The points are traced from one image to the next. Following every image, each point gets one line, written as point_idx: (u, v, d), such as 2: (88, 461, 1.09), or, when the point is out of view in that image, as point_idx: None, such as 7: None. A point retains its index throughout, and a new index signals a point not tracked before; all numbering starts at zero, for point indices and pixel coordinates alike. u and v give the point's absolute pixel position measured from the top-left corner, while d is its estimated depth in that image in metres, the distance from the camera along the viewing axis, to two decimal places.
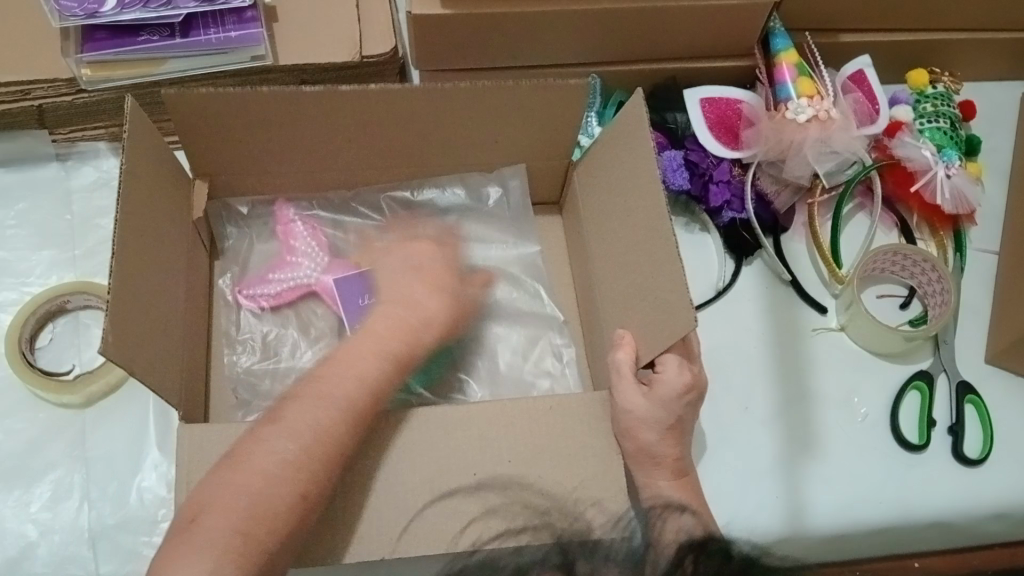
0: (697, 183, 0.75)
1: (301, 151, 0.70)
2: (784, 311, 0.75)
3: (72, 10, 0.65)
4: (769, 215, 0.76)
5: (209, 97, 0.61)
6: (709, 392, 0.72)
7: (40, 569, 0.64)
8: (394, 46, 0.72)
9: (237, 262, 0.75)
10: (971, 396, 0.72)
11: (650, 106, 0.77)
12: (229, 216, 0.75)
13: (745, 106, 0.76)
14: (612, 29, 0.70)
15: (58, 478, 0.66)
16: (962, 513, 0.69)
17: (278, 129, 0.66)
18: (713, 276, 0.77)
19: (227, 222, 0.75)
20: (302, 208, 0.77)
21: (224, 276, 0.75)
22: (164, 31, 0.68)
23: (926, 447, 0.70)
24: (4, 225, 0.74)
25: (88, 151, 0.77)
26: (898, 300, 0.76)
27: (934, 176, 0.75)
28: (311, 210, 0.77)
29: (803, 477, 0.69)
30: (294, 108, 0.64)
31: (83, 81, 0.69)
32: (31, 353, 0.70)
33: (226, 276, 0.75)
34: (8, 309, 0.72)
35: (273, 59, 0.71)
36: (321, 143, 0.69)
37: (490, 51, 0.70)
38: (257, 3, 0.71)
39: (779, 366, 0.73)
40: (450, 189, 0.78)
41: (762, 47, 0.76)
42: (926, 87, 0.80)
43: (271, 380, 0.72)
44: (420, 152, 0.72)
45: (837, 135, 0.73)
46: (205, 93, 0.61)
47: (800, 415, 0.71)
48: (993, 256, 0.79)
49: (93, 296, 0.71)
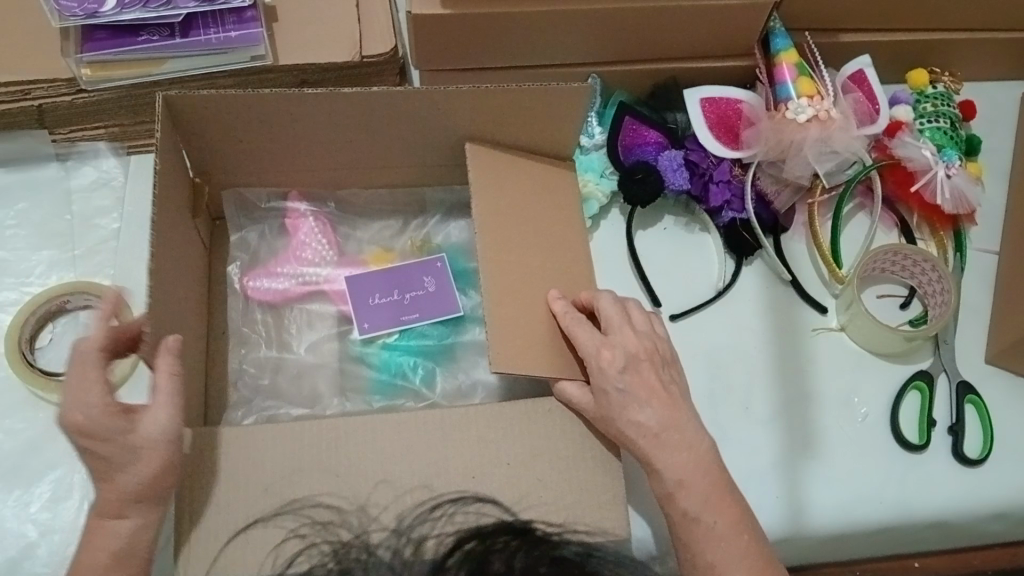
0: (698, 183, 0.74)
1: (301, 152, 0.70)
2: (784, 310, 0.75)
3: (72, 10, 0.65)
4: (770, 216, 0.75)
5: (211, 100, 0.62)
6: (708, 390, 0.72)
7: (39, 569, 0.64)
8: (394, 45, 0.72)
9: (248, 252, 0.75)
10: (971, 397, 0.72)
11: (651, 106, 0.77)
12: (246, 210, 0.75)
13: (745, 106, 0.76)
14: (612, 29, 0.70)
15: (58, 478, 0.66)
16: (962, 514, 0.69)
17: (277, 128, 0.66)
18: (713, 276, 0.76)
19: (245, 216, 0.75)
20: (317, 204, 0.77)
21: (235, 263, 0.75)
22: (164, 31, 0.68)
23: (926, 447, 0.70)
24: (4, 224, 0.74)
25: (87, 151, 0.76)
26: (898, 300, 0.76)
27: (934, 176, 0.74)
28: (325, 205, 0.77)
29: (804, 476, 0.70)
30: (294, 108, 0.63)
31: (83, 82, 0.69)
32: (31, 353, 0.70)
33: (236, 264, 0.75)
34: (8, 309, 0.72)
35: (273, 59, 0.71)
36: (320, 143, 0.69)
37: (490, 52, 0.70)
38: (257, 3, 0.71)
39: (780, 366, 0.73)
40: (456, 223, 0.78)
41: (762, 47, 0.76)
42: (926, 88, 0.80)
43: (274, 375, 0.72)
44: (419, 151, 0.71)
45: (837, 134, 0.73)
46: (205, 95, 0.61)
47: (801, 414, 0.71)
48: (993, 256, 0.79)
49: (93, 296, 0.71)
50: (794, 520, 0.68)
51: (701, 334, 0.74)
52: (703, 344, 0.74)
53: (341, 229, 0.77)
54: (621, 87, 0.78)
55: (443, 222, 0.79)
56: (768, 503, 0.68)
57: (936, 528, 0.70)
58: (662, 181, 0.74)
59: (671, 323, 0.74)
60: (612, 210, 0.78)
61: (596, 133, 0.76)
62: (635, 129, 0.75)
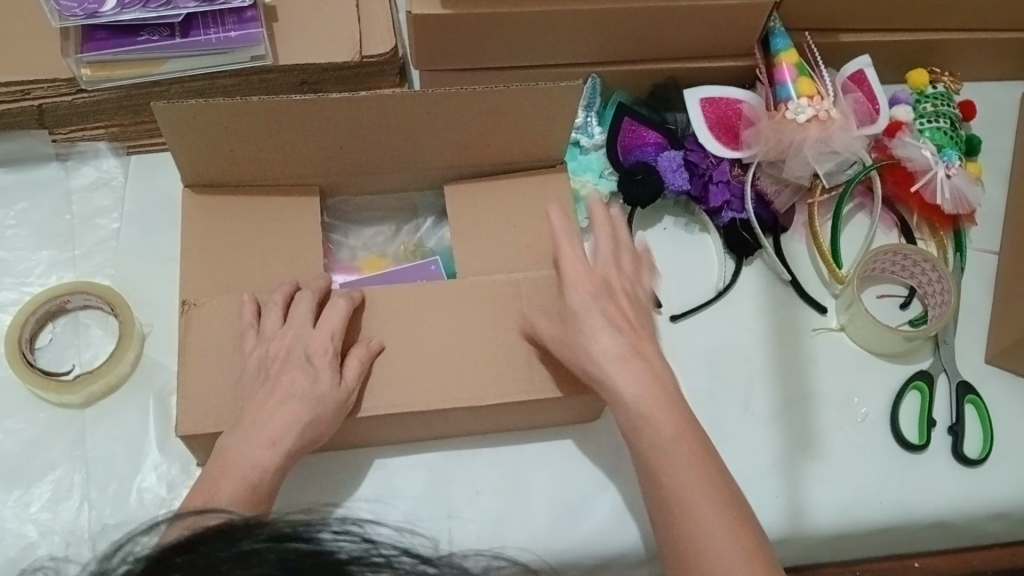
0: (698, 183, 0.74)
1: (290, 163, 0.68)
2: (784, 310, 0.75)
3: (72, 10, 0.66)
4: (770, 216, 0.75)
5: (199, 112, 0.60)
6: (710, 391, 0.72)
7: None
8: (393, 45, 0.72)
9: None
10: (971, 396, 0.72)
11: (651, 107, 0.77)
12: None
13: (746, 106, 0.76)
14: (613, 30, 0.70)
15: (58, 478, 0.66)
16: (962, 514, 0.70)
17: (266, 139, 0.64)
18: (713, 276, 0.76)
19: None
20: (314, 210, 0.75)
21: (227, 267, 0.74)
22: (164, 31, 0.68)
23: (926, 447, 0.70)
24: (4, 224, 0.74)
25: (87, 151, 0.76)
26: (898, 300, 0.76)
27: (934, 176, 0.75)
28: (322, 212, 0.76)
29: (803, 476, 0.69)
30: (284, 118, 0.62)
31: (83, 82, 0.69)
32: (31, 353, 0.70)
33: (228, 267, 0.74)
34: (9, 309, 0.72)
35: (273, 59, 0.71)
36: (311, 153, 0.67)
37: (491, 52, 0.70)
38: (257, 2, 0.71)
39: (781, 366, 0.73)
40: (443, 229, 0.77)
41: (762, 47, 0.76)
42: (926, 88, 0.80)
43: None
44: (410, 156, 0.70)
45: (837, 134, 0.73)
46: (193, 104, 0.59)
47: (801, 414, 0.72)
48: (993, 256, 0.79)
49: (92, 295, 0.71)
50: (794, 521, 0.68)
51: (700, 334, 0.74)
52: (703, 343, 0.74)
53: (335, 235, 0.77)
54: (621, 87, 0.78)
55: (435, 227, 0.77)
56: (767, 503, 0.68)
57: (937, 528, 0.70)
58: (662, 181, 0.74)
59: (671, 324, 0.74)
60: None
61: (595, 132, 0.76)
62: (635, 130, 0.75)
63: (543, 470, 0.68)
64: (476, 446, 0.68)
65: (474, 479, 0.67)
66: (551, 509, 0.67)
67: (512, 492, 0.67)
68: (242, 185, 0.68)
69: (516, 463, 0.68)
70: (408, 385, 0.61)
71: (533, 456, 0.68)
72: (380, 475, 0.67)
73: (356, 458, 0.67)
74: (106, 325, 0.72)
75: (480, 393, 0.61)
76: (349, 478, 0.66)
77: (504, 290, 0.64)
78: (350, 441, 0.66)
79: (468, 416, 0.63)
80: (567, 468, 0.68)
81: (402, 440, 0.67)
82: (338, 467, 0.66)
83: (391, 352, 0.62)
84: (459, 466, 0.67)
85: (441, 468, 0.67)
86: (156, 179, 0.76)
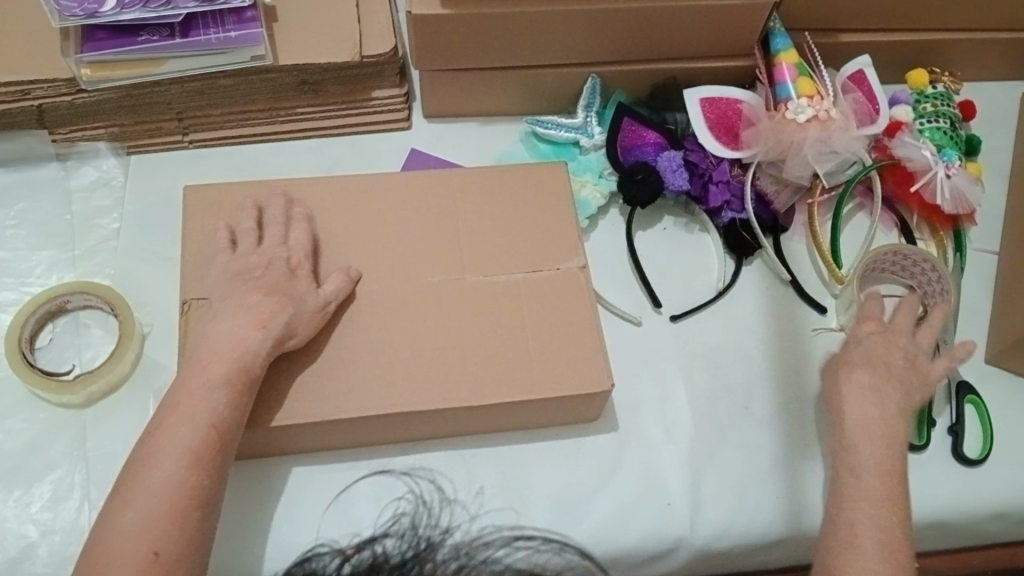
0: (698, 184, 0.74)
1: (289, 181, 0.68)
2: (784, 311, 0.75)
3: (72, 10, 0.66)
4: (770, 216, 0.75)
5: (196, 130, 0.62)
6: (711, 391, 0.72)
7: (40, 569, 0.64)
8: (394, 45, 0.72)
9: None
10: (971, 396, 0.72)
11: (651, 107, 0.77)
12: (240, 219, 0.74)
13: (745, 107, 0.76)
14: (612, 29, 0.70)
15: (59, 478, 0.66)
16: (964, 514, 0.69)
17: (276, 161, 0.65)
18: (713, 276, 0.76)
19: None
20: None
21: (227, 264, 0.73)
22: (164, 31, 0.68)
23: (926, 447, 0.70)
24: (4, 224, 0.74)
25: (87, 151, 0.76)
26: (898, 300, 0.76)
27: (934, 176, 0.75)
28: None
29: (804, 476, 0.69)
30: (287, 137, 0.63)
31: (83, 81, 0.69)
32: (31, 353, 0.69)
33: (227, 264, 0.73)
34: (8, 309, 0.72)
35: (273, 59, 0.71)
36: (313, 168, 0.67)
37: (491, 53, 0.71)
38: (256, 3, 0.71)
39: (780, 367, 0.73)
40: None
41: (762, 48, 0.76)
42: (926, 88, 0.80)
43: None
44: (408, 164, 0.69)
45: (837, 135, 0.73)
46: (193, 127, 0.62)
47: (801, 413, 0.72)
48: (993, 256, 0.79)
49: (92, 296, 0.71)
50: (794, 522, 0.68)
51: (698, 335, 0.74)
52: (703, 344, 0.74)
53: None
54: (621, 87, 0.78)
55: None
56: (768, 505, 0.68)
57: (936, 529, 0.70)
58: (662, 181, 0.73)
59: (671, 324, 0.74)
60: (611, 210, 0.78)
61: (595, 132, 0.76)
62: (635, 130, 0.75)
63: (541, 471, 0.68)
64: (474, 446, 0.68)
65: (459, 490, 0.66)
66: (552, 510, 0.67)
67: (471, 528, 0.65)
68: (238, 186, 0.67)
69: (516, 463, 0.68)
70: (408, 385, 0.61)
71: (533, 456, 0.68)
72: (379, 475, 0.67)
73: (355, 459, 0.67)
74: (106, 325, 0.72)
75: (480, 393, 0.61)
76: (348, 480, 0.66)
77: (501, 295, 0.65)
78: (349, 441, 0.66)
79: (469, 417, 0.63)
80: (566, 470, 0.68)
81: (401, 439, 0.67)
82: (337, 466, 0.67)
83: (389, 350, 0.62)
84: (459, 465, 0.67)
85: (441, 468, 0.67)
86: (157, 179, 0.76)
